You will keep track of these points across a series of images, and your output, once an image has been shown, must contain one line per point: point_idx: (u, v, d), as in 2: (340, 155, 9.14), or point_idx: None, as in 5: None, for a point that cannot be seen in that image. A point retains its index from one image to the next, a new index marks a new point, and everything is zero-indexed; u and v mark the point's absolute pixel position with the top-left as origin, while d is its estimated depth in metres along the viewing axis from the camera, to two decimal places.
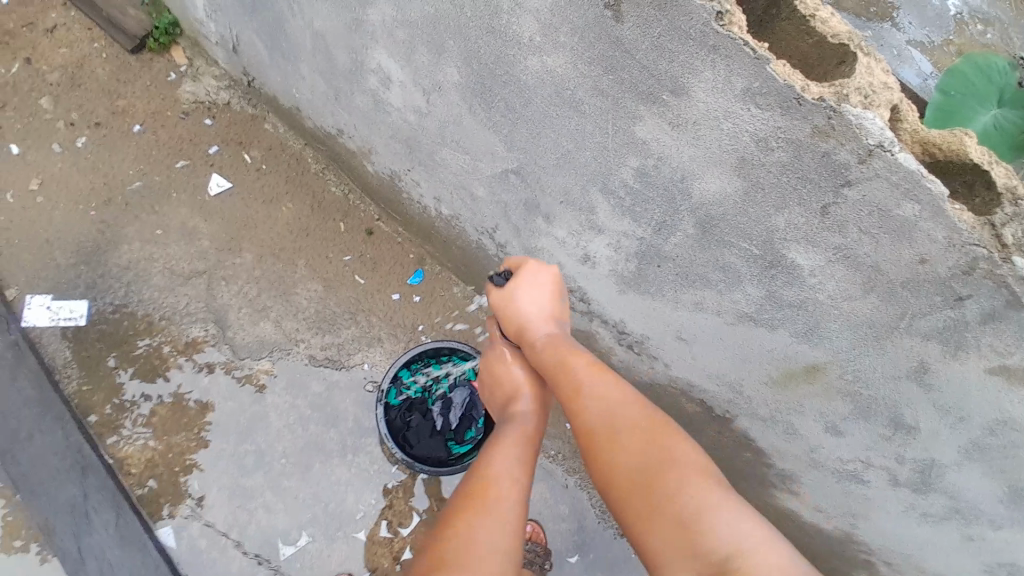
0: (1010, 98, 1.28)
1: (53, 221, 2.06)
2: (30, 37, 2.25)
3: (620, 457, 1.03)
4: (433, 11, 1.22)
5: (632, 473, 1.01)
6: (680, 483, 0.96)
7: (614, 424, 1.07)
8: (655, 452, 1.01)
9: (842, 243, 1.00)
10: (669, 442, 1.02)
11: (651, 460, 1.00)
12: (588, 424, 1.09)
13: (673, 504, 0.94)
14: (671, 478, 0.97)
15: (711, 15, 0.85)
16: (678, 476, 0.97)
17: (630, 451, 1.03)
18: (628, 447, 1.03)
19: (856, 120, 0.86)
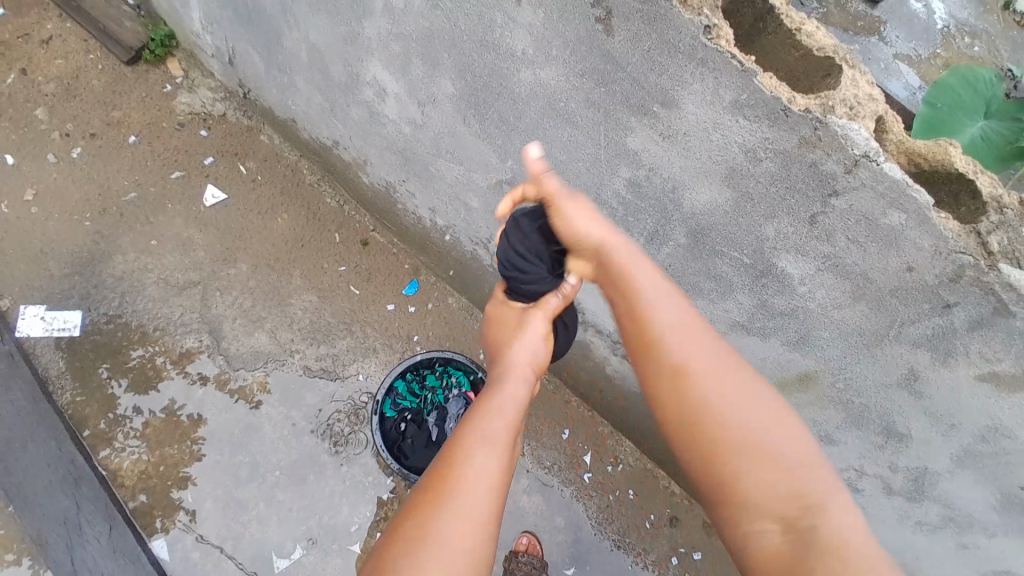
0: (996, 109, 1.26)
1: (48, 232, 2.07)
2: (25, 48, 2.27)
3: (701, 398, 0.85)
4: (427, 24, 1.23)
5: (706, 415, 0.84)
6: (769, 430, 0.82)
7: (692, 359, 0.88)
8: (745, 397, 0.85)
9: (831, 252, 1.01)
10: (747, 385, 0.86)
11: (735, 403, 0.84)
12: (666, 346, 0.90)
13: (764, 454, 0.80)
14: (755, 426, 0.82)
15: (699, 28, 0.86)
16: (767, 423, 0.82)
17: (715, 392, 0.85)
18: (706, 388, 0.86)
19: (841, 131, 0.87)
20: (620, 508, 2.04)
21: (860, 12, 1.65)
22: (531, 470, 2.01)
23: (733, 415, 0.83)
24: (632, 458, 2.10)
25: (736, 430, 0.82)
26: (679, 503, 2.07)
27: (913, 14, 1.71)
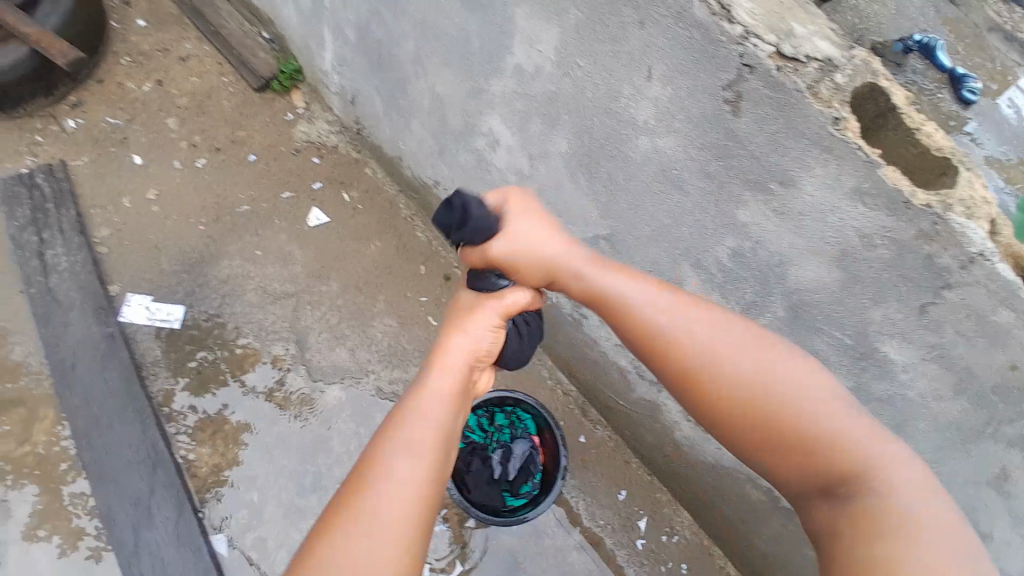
0: None
1: (166, 230, 2.27)
2: (165, 64, 2.56)
3: (734, 381, 0.94)
4: (553, 88, 1.35)
5: (747, 392, 0.93)
6: (809, 402, 0.91)
7: (712, 348, 0.97)
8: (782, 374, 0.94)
9: (936, 342, 1.02)
10: (772, 358, 0.95)
11: (777, 384, 0.93)
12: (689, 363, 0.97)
13: (806, 425, 0.90)
14: (796, 397, 0.92)
15: (827, 119, 0.94)
16: (802, 398, 0.92)
17: (742, 375, 0.94)
18: (738, 371, 0.94)
19: (959, 228, 0.91)
20: None
21: (953, 112, 1.52)
22: (581, 523, 2.01)
23: (772, 396, 0.92)
24: (688, 530, 2.05)
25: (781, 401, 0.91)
26: None
27: (1002, 119, 1.58)
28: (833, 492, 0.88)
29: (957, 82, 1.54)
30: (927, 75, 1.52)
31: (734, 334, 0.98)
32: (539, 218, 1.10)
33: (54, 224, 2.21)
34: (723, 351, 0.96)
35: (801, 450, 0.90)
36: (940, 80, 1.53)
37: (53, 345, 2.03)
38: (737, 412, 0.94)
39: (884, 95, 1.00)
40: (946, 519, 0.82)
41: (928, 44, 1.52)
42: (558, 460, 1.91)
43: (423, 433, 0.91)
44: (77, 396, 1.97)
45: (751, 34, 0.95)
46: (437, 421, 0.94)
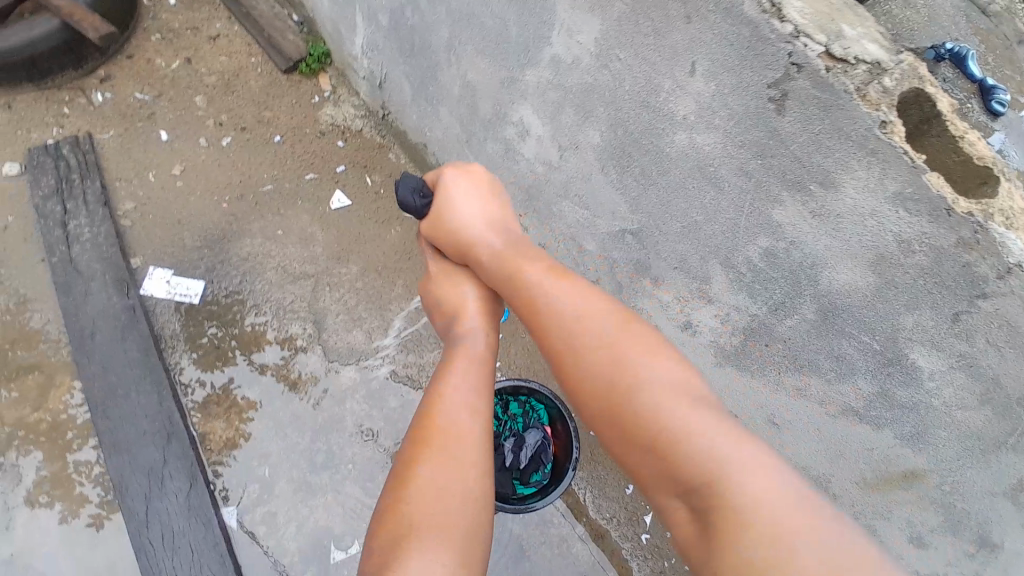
0: None
1: (189, 205, 2.29)
2: (194, 40, 2.57)
3: (603, 386, 1.04)
4: (590, 80, 1.35)
5: (609, 392, 1.03)
6: (670, 401, 0.96)
7: (587, 353, 1.08)
8: (645, 380, 1.00)
9: (966, 351, 1.01)
10: (633, 361, 1.04)
11: (634, 389, 1.00)
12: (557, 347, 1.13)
13: (663, 428, 0.94)
14: (653, 399, 0.98)
15: (875, 122, 0.93)
16: (658, 401, 0.97)
17: (614, 382, 1.03)
18: (602, 374, 1.05)
19: (999, 237, 0.90)
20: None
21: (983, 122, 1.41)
22: (588, 516, 2.02)
23: (631, 403, 0.99)
24: None
25: (633, 402, 0.99)
26: None
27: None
28: (691, 487, 0.88)
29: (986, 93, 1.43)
30: (957, 85, 1.43)
31: (604, 338, 1.08)
32: (471, 193, 1.49)
33: (79, 194, 2.23)
34: (592, 356, 1.08)
35: (660, 454, 0.94)
36: (969, 91, 1.45)
37: (74, 314, 2.05)
38: (607, 417, 1.03)
39: (930, 102, 1.01)
40: (789, 513, 0.79)
41: (960, 52, 1.43)
42: (569, 454, 1.89)
43: (458, 394, 1.16)
44: (95, 365, 2.00)
45: (801, 33, 0.95)
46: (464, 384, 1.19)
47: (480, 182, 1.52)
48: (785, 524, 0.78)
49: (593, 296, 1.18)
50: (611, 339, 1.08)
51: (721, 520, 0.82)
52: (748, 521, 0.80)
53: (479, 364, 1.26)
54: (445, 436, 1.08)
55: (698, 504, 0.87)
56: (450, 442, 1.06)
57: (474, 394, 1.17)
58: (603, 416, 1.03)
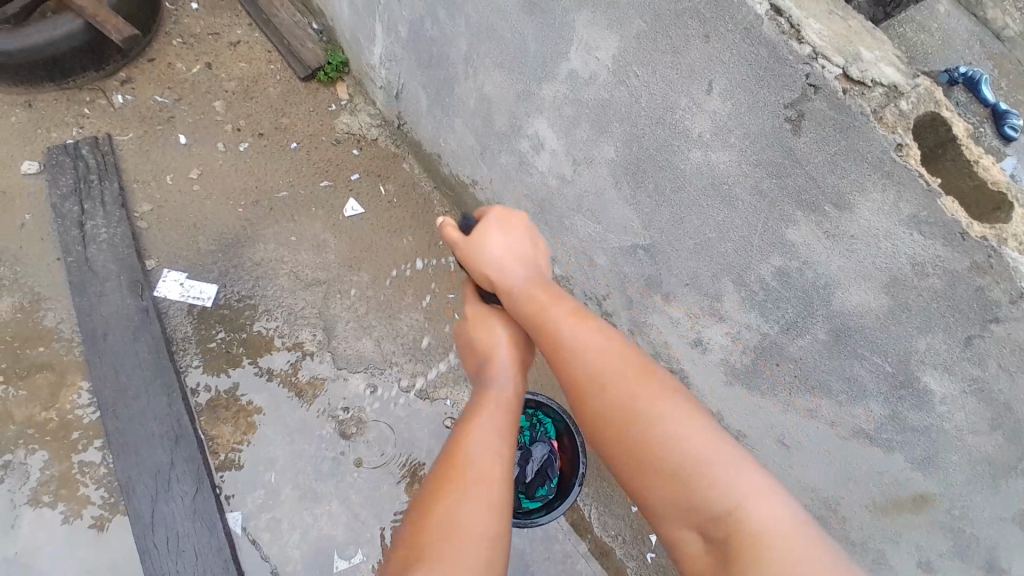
0: None
1: (204, 210, 2.32)
2: (215, 46, 2.62)
3: (618, 417, 1.03)
4: (607, 96, 1.36)
5: (624, 424, 1.02)
6: (687, 436, 0.97)
7: (604, 385, 1.07)
8: (661, 414, 1.00)
9: (978, 375, 1.01)
10: (648, 395, 1.03)
11: (650, 424, 1.00)
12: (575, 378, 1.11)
13: (679, 462, 0.95)
14: (669, 433, 0.98)
15: (890, 145, 0.94)
16: (674, 434, 0.97)
17: (630, 415, 1.02)
18: (619, 406, 1.04)
19: (1012, 262, 0.91)
20: None
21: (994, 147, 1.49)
22: (591, 532, 2.01)
23: (648, 438, 0.99)
24: None
25: (647, 433, 0.99)
26: None
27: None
28: (708, 519, 0.90)
29: (999, 118, 1.51)
30: (971, 110, 1.51)
31: (618, 371, 1.08)
32: (506, 235, 1.41)
33: (97, 196, 2.26)
34: (608, 389, 1.07)
35: (677, 488, 0.95)
36: (981, 115, 1.52)
37: (88, 313, 2.08)
38: (621, 448, 1.02)
39: (946, 126, 1.01)
40: (805, 547, 0.83)
41: (973, 77, 1.51)
42: (575, 466, 1.89)
43: (483, 434, 1.16)
44: (107, 365, 2.02)
45: (819, 55, 0.97)
46: (491, 426, 1.19)
47: (517, 223, 1.44)
48: (805, 560, 0.80)
49: (607, 329, 1.17)
50: (627, 373, 1.07)
51: (740, 552, 0.84)
52: (767, 555, 0.82)
53: (505, 408, 1.25)
54: (467, 469, 1.06)
55: (715, 535, 0.89)
56: (472, 475, 1.05)
57: (500, 436, 1.17)
58: (616, 448, 1.03)
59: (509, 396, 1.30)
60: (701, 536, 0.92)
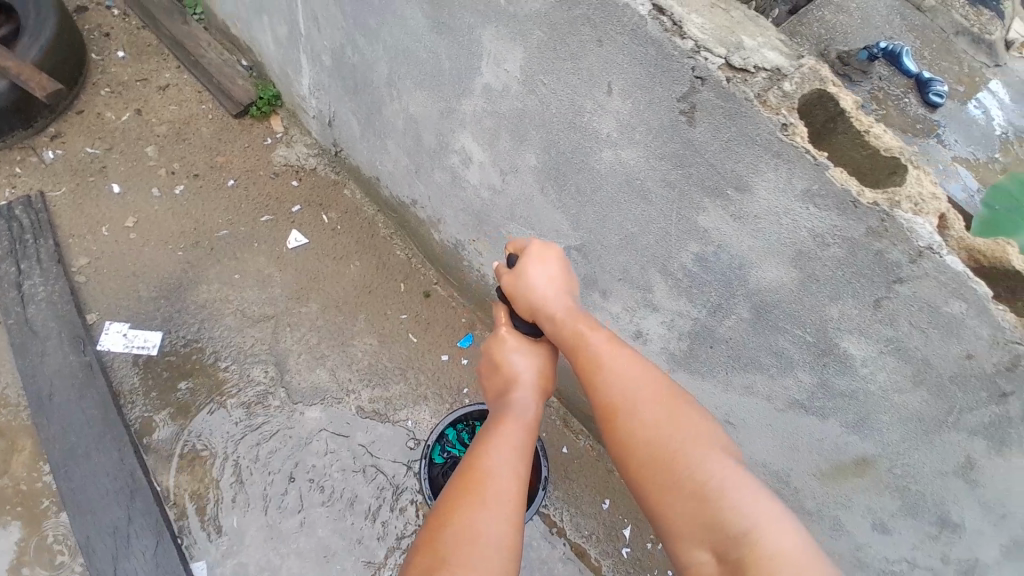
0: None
1: (143, 256, 2.27)
2: (143, 92, 2.60)
3: (645, 431, 1.00)
4: (521, 105, 1.40)
5: (655, 445, 0.99)
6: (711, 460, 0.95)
7: (632, 400, 1.04)
8: (687, 436, 0.99)
9: (892, 335, 1.06)
10: (682, 415, 1.01)
11: (675, 445, 0.97)
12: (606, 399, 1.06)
13: (700, 484, 0.92)
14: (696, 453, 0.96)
15: (777, 126, 0.97)
16: (700, 457, 0.95)
17: (658, 433, 0.99)
18: (651, 425, 1.01)
19: (907, 223, 0.94)
20: None
21: (921, 115, 1.59)
22: (567, 535, 2.01)
23: (673, 454, 0.96)
24: None
25: (675, 455, 0.96)
26: None
27: (971, 119, 1.64)
28: (726, 539, 0.87)
29: (924, 86, 1.61)
30: (893, 81, 1.62)
31: (649, 393, 1.04)
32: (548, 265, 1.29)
33: (32, 254, 2.20)
34: (638, 405, 1.03)
35: (696, 505, 0.91)
36: (906, 85, 1.63)
37: (30, 375, 2.00)
38: (641, 462, 0.99)
39: (832, 101, 1.03)
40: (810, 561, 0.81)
41: (893, 50, 1.63)
42: (538, 473, 1.93)
43: (504, 447, 1.04)
44: (55, 425, 1.94)
45: (701, 48, 1.00)
46: (519, 440, 1.07)
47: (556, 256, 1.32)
48: None
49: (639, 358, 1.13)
50: (659, 394, 1.05)
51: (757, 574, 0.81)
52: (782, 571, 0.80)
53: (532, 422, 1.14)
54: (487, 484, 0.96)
55: (731, 555, 0.85)
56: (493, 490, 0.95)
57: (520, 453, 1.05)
58: (637, 459, 0.99)
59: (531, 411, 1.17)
60: (714, 557, 0.87)
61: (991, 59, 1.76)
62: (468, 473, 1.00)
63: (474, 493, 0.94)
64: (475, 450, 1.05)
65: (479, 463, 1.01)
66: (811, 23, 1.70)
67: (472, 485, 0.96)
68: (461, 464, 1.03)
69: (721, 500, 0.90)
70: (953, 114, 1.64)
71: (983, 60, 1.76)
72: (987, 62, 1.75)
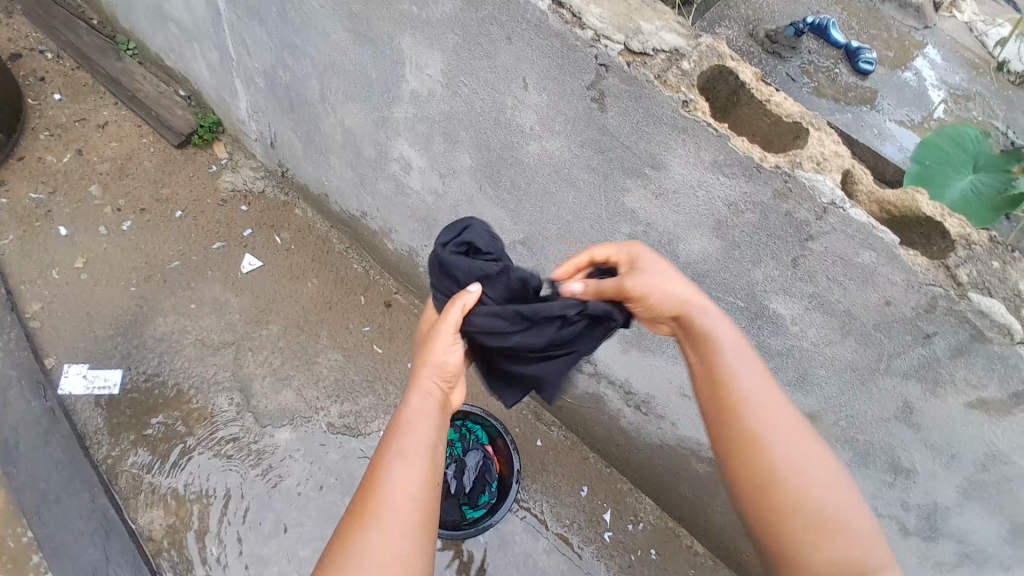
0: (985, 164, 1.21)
1: (96, 295, 2.24)
2: (83, 131, 2.56)
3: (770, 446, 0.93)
4: (448, 108, 1.42)
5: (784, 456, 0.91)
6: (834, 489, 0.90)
7: (758, 407, 0.95)
8: (812, 462, 0.92)
9: (814, 291, 1.11)
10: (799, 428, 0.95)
11: (793, 460, 0.91)
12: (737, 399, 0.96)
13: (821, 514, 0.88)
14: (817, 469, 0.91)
15: (677, 103, 1.02)
16: (825, 483, 0.90)
17: (782, 450, 0.92)
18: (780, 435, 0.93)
19: (809, 182, 1.00)
20: (644, 568, 2.02)
21: (852, 83, 1.64)
22: (549, 526, 2.04)
23: (789, 471, 0.90)
24: (651, 516, 2.10)
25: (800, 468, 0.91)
26: (703, 562, 2.05)
27: (902, 83, 1.69)
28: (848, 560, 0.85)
29: (852, 55, 1.68)
30: (822, 54, 1.70)
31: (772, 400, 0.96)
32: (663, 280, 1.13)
33: None
34: (765, 416, 0.95)
35: (815, 535, 0.87)
36: (835, 58, 1.70)
37: None
38: (756, 475, 0.92)
39: (733, 75, 1.08)
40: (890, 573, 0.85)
41: (820, 24, 1.71)
42: (511, 466, 2.00)
43: (411, 453, 0.97)
44: (21, 474, 1.90)
45: (601, 36, 1.05)
46: (425, 449, 0.99)
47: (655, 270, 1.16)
48: None
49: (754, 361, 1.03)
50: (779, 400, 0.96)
51: None
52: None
53: (438, 423, 1.05)
54: (383, 501, 0.92)
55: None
56: (386, 504, 0.92)
57: (425, 458, 0.98)
58: (753, 467, 0.92)
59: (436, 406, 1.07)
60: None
61: (920, 22, 1.82)
62: (369, 487, 0.93)
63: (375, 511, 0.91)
64: (380, 456, 0.97)
65: (382, 485, 0.93)
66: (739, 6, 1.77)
67: (375, 501, 0.92)
68: (370, 470, 0.96)
69: (834, 531, 0.87)
70: (884, 79, 1.69)
71: (912, 24, 1.82)
72: (916, 25, 1.81)
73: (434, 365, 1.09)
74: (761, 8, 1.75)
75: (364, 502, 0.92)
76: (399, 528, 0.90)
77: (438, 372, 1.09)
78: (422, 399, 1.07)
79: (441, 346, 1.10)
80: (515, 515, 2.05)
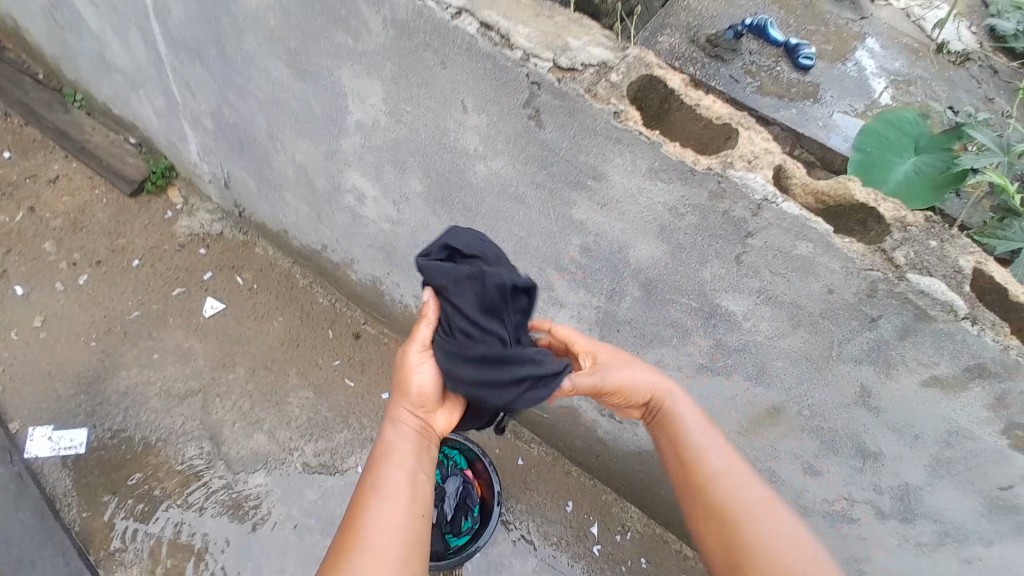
0: (926, 144, 1.25)
1: (56, 353, 2.17)
2: (33, 187, 2.51)
3: (728, 506, 1.05)
4: (394, 136, 1.43)
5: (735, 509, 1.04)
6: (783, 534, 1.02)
7: (713, 463, 1.10)
8: (767, 517, 1.04)
9: (761, 286, 1.14)
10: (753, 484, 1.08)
11: (748, 511, 1.04)
12: (692, 461, 1.11)
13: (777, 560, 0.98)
14: (770, 521, 1.03)
15: (609, 115, 1.05)
16: (774, 532, 1.02)
17: (736, 502, 1.05)
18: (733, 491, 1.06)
19: (740, 180, 1.03)
20: None
21: (793, 80, 1.45)
22: (536, 546, 2.02)
23: (743, 521, 1.03)
24: (638, 524, 2.09)
25: (752, 518, 1.03)
26: (694, 566, 2.05)
27: (843, 75, 1.50)
28: None
29: (791, 52, 1.48)
30: (763, 53, 1.49)
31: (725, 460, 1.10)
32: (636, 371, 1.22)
33: None
34: (722, 474, 1.08)
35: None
36: (776, 55, 1.49)
37: None
38: (716, 527, 1.05)
39: (661, 83, 1.11)
40: None
41: (757, 24, 1.50)
42: (492, 488, 1.96)
43: (391, 485, 1.00)
44: None
45: (530, 55, 1.08)
46: (406, 478, 1.02)
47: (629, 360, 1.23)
48: None
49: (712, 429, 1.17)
50: (731, 459, 1.11)
51: None
52: None
53: (419, 450, 1.08)
54: (365, 533, 0.94)
55: None
56: (368, 536, 0.94)
57: (407, 492, 1.01)
58: (712, 520, 1.05)
59: (415, 433, 1.11)
60: None
61: (857, 13, 1.64)
62: (352, 517, 0.97)
63: (357, 545, 0.93)
64: (362, 489, 1.01)
65: (364, 517, 0.96)
66: (677, 13, 1.56)
67: (357, 535, 0.94)
68: (354, 500, 1.00)
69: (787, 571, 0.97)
70: (824, 73, 1.49)
71: (849, 16, 1.63)
72: (852, 17, 1.62)
73: (408, 391, 1.11)
74: (697, 11, 1.53)
75: (349, 532, 0.95)
76: (384, 557, 0.92)
77: (412, 400, 1.12)
78: (400, 425, 1.11)
79: (413, 365, 1.11)
80: (502, 538, 2.02)
